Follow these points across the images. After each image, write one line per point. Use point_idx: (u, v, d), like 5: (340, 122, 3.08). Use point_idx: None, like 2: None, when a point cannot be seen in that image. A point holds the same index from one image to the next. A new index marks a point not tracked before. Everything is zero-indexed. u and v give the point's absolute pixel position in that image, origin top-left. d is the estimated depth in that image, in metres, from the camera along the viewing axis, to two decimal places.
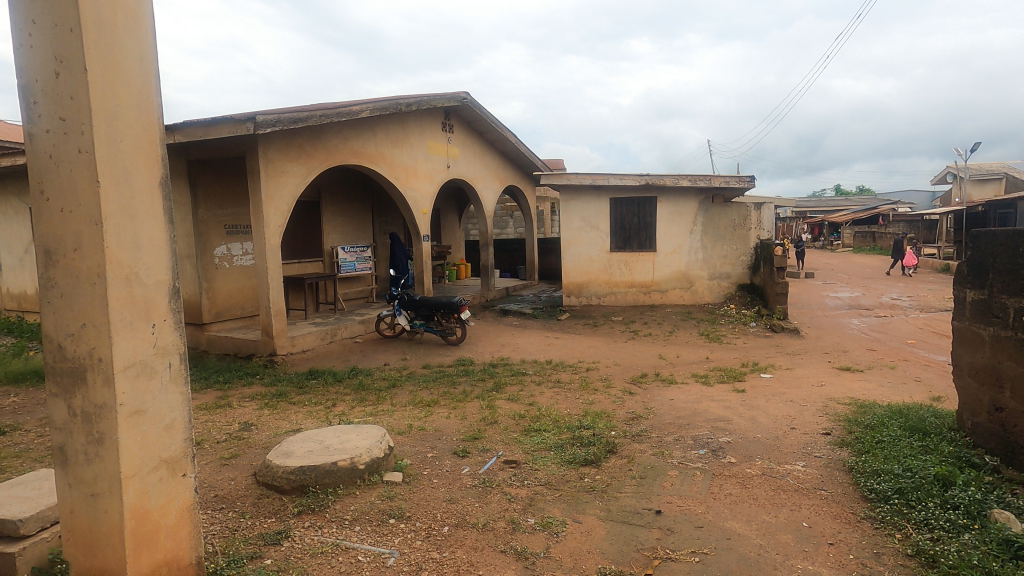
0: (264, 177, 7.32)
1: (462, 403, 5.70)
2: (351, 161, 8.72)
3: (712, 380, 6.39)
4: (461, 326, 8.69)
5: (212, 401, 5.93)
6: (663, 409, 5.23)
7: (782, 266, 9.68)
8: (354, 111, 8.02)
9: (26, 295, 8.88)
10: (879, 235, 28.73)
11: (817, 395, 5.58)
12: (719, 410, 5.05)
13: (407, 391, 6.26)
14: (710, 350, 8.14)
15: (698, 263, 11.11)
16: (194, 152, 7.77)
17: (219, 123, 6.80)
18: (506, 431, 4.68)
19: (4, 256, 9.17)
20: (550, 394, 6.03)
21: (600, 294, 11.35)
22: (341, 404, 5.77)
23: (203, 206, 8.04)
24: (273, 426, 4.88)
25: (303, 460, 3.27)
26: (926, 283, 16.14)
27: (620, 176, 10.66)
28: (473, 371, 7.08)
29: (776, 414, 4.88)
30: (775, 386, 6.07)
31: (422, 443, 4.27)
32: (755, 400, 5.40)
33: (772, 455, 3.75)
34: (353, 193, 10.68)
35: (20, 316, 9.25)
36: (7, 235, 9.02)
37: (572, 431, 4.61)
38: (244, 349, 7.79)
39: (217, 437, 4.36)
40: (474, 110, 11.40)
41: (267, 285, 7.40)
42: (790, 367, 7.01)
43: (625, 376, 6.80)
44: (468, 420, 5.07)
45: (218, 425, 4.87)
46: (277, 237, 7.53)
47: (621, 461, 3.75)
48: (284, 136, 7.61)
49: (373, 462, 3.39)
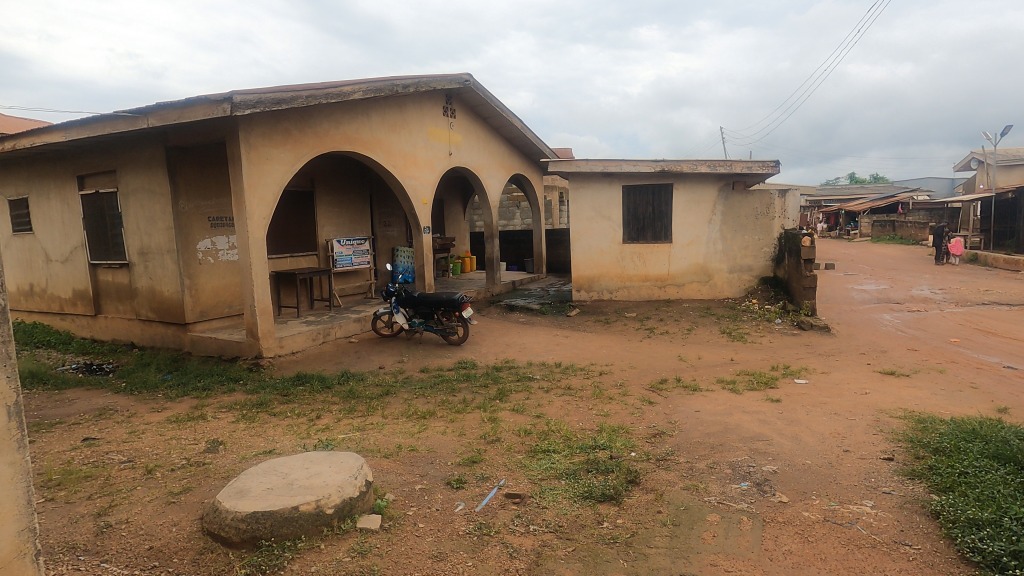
0: (246, 165, 6.70)
1: (461, 416, 5.09)
2: (344, 147, 8.09)
3: (741, 386, 5.72)
4: (463, 325, 8.05)
5: (184, 413, 5.36)
6: (690, 424, 4.58)
7: (810, 258, 8.93)
8: (345, 93, 7.40)
9: (60, 297, 8.96)
10: (900, 224, 27.69)
11: (864, 406, 4.91)
12: (755, 426, 4.39)
13: (401, 400, 5.65)
14: (734, 351, 7.47)
15: (717, 254, 10.39)
16: (172, 138, 7.17)
17: (194, 105, 6.20)
18: (510, 452, 4.08)
19: (45, 231, 8.96)
20: (560, 403, 5.40)
21: (612, 288, 10.72)
22: (327, 416, 5.18)
23: (184, 197, 7.46)
24: (244, 447, 4.27)
25: (256, 503, 2.69)
26: (956, 274, 15.31)
27: (633, 162, 9.96)
28: (475, 376, 6.44)
29: (823, 431, 4.22)
30: (814, 394, 5.37)
31: (411, 470, 3.65)
32: (795, 413, 4.72)
33: (831, 491, 3.09)
34: (349, 183, 10.08)
35: (46, 318, 9.26)
36: (50, 213, 8.82)
37: (585, 453, 3.99)
38: (229, 351, 7.21)
39: (176, 462, 3.78)
40: (478, 94, 10.73)
41: (251, 282, 6.81)
42: (825, 371, 6.32)
43: (643, 381, 6.15)
44: (466, 437, 4.46)
45: (182, 444, 4.29)
46: (262, 229, 6.91)
47: (647, 497, 3.12)
48: (269, 121, 6.98)
49: (344, 505, 2.79)
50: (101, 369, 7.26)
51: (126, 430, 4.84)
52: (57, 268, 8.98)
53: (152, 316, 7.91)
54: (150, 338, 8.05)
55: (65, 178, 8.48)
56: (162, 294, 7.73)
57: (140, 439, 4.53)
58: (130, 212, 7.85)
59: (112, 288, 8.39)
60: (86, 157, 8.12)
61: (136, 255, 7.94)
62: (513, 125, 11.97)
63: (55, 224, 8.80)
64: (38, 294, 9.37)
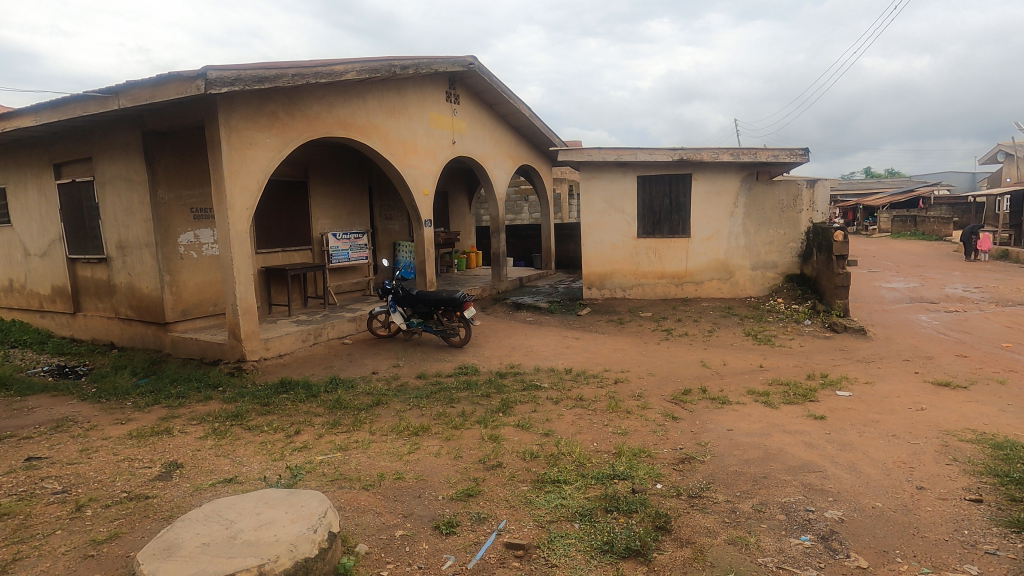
0: (227, 150, 6.09)
1: (459, 433, 4.47)
2: (337, 133, 7.48)
3: (775, 400, 5.04)
4: (465, 327, 7.42)
5: (150, 426, 4.77)
6: (724, 448, 3.93)
7: (843, 254, 8.21)
8: (336, 72, 6.77)
9: (40, 294, 8.44)
10: (922, 220, 26.70)
11: (925, 426, 4.23)
12: (801, 452, 3.73)
13: (393, 412, 5.04)
14: (763, 356, 6.78)
15: (739, 249, 9.66)
16: (148, 121, 6.60)
17: (167, 82, 5.59)
18: (513, 482, 3.46)
19: (22, 224, 8.45)
20: (571, 418, 4.75)
21: (625, 285, 10.06)
22: (307, 431, 4.59)
23: (164, 186, 6.90)
24: (203, 471, 3.66)
25: (182, 568, 2.09)
26: (989, 272, 14.43)
27: (649, 150, 9.28)
28: (477, 385, 5.80)
29: (884, 460, 3.55)
30: (861, 410, 4.69)
31: (393, 507, 3.05)
32: (845, 435, 4.05)
33: (917, 550, 2.45)
34: (346, 174, 9.49)
35: (26, 315, 8.75)
36: (27, 205, 8.28)
37: (602, 485, 3.37)
38: (210, 353, 6.64)
39: (115, 494, 3.18)
40: (483, 78, 10.07)
41: (232, 279, 6.22)
42: (869, 381, 5.62)
43: (663, 392, 5.48)
44: (463, 461, 3.85)
45: (135, 468, 3.71)
46: (245, 220, 6.32)
47: (683, 555, 2.49)
48: (252, 102, 6.37)
49: (296, 571, 2.17)
50: (73, 372, 6.72)
51: (78, 448, 4.26)
52: (35, 263, 8.46)
53: (132, 314, 7.37)
54: (130, 337, 7.51)
55: (41, 166, 7.94)
56: (141, 291, 7.18)
57: (88, 460, 3.94)
58: (107, 202, 7.29)
59: (92, 284, 7.85)
60: (62, 143, 7.57)
61: (114, 249, 7.38)
62: (521, 112, 11.30)
63: (32, 216, 8.28)
64: (17, 290, 8.86)
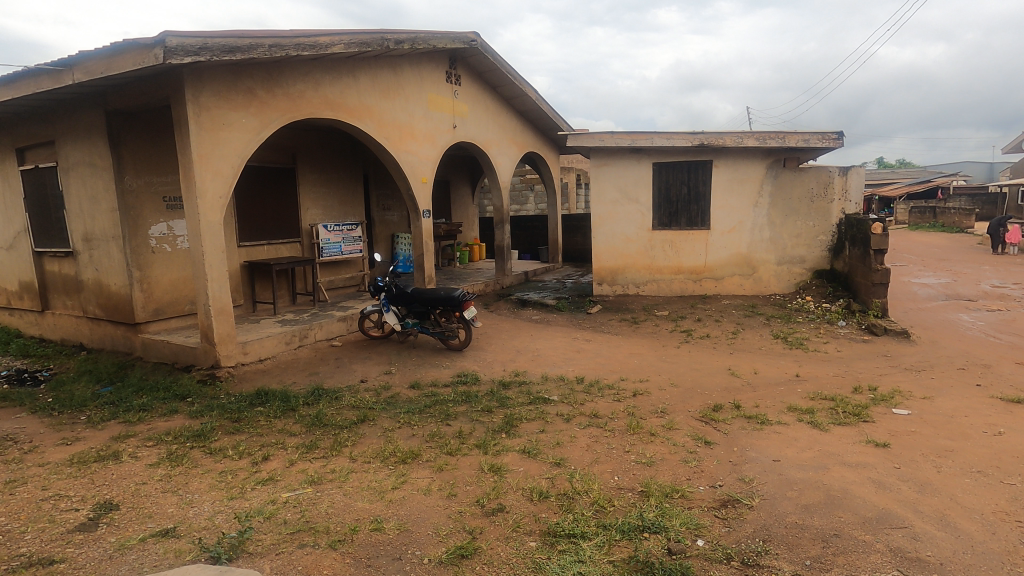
0: (195, 130, 5.39)
1: (454, 460, 3.78)
2: (324, 114, 6.76)
3: (823, 420, 4.31)
4: (465, 328, 6.73)
5: (97, 448, 4.11)
6: (774, 487, 3.23)
7: (881, 249, 7.44)
8: (321, 44, 6.04)
9: (7, 290, 7.81)
10: (941, 211, 25.72)
11: (1015, 459, 3.51)
12: (872, 496, 3.01)
13: (380, 432, 4.38)
14: (798, 363, 6.05)
15: (763, 242, 8.91)
16: (112, 100, 5.91)
17: (124, 52, 4.89)
18: (519, 537, 2.77)
19: None
20: (586, 442, 4.06)
21: (639, 281, 9.33)
22: (279, 457, 3.93)
23: (131, 172, 6.23)
24: (141, 517, 2.99)
25: None
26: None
27: (667, 135, 8.51)
28: (477, 397, 5.11)
29: (981, 510, 2.85)
30: (928, 435, 3.97)
31: None
32: (920, 471, 3.34)
33: None
34: (339, 161, 8.79)
35: None
36: None
37: (630, 543, 2.68)
38: (182, 358, 5.99)
39: (13, 557, 2.50)
40: (485, 57, 9.31)
41: (204, 276, 5.55)
42: (927, 396, 4.88)
43: (689, 408, 4.78)
44: (458, 502, 3.16)
45: (57, 512, 3.03)
46: (217, 210, 5.63)
47: None
48: (225, 77, 5.66)
49: None
50: (32, 379, 6.08)
51: (5, 478, 3.60)
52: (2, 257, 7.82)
53: (100, 313, 6.72)
54: (99, 338, 6.87)
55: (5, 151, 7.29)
56: (109, 289, 6.53)
57: (9, 497, 3.27)
58: (72, 189, 6.61)
59: (59, 280, 7.20)
60: (24, 126, 6.90)
61: (80, 242, 6.73)
62: (526, 95, 10.52)
63: None
64: None
